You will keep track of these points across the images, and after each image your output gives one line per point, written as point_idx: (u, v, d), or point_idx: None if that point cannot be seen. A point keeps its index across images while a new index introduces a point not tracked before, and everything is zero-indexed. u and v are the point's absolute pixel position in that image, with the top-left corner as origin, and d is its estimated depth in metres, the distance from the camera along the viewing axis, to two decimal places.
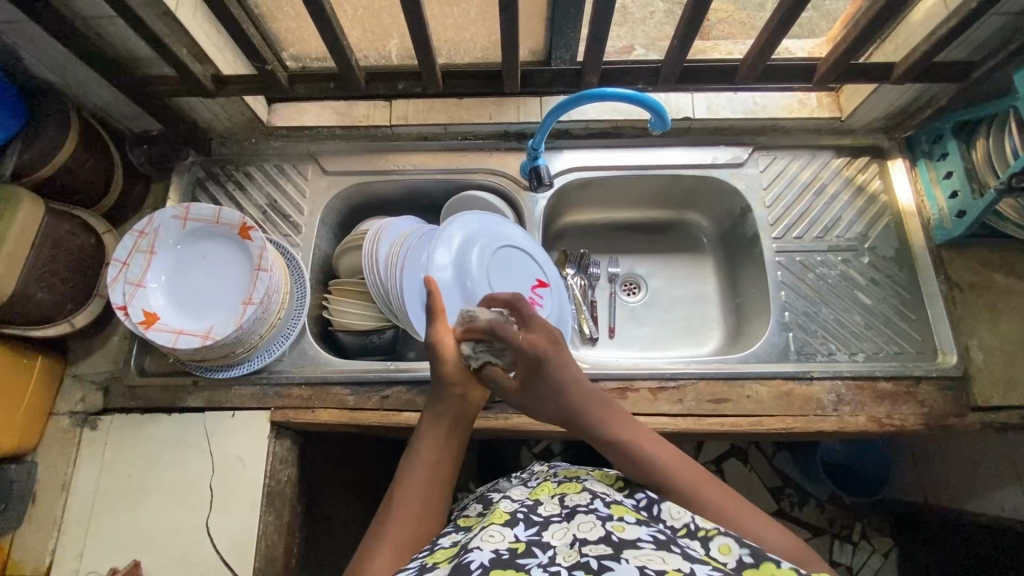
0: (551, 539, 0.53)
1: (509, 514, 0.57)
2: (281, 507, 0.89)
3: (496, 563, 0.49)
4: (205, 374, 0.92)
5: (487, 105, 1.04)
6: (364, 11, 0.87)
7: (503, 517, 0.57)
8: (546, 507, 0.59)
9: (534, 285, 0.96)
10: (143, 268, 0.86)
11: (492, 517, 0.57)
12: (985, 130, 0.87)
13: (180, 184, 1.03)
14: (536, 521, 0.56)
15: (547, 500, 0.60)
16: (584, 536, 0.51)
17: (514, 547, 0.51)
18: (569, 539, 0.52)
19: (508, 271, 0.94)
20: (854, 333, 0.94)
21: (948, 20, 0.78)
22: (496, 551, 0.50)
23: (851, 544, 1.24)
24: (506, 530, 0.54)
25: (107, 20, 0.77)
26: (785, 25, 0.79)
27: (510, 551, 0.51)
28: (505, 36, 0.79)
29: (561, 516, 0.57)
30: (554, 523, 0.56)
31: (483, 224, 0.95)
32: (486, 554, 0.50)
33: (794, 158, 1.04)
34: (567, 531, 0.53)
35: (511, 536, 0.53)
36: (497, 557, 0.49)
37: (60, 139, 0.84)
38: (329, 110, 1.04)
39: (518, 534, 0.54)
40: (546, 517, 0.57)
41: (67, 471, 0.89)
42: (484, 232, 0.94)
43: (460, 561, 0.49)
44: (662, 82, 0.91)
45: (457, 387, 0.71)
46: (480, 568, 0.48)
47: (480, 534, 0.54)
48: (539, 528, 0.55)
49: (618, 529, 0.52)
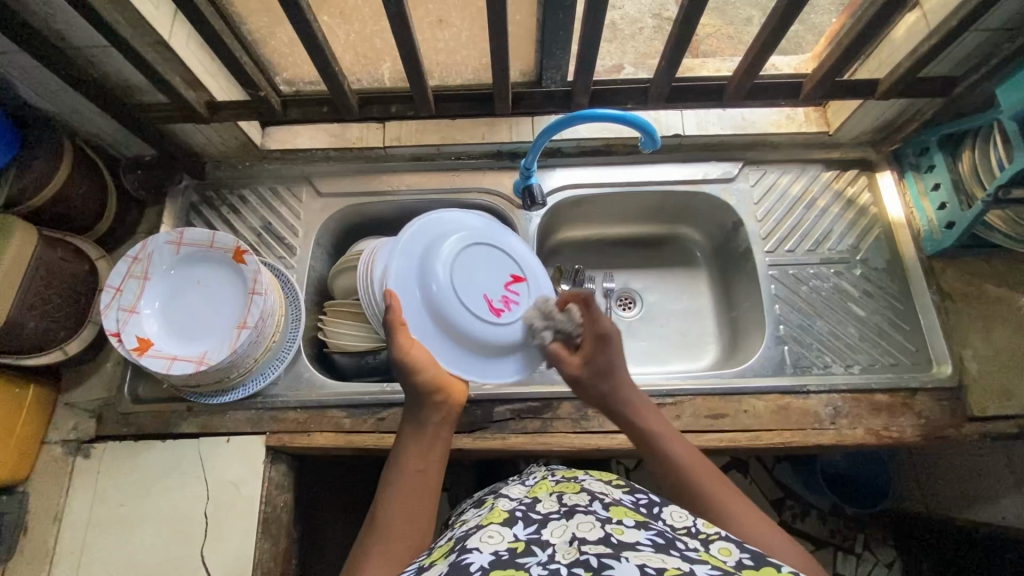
0: (550, 537, 0.52)
1: (507, 514, 0.58)
2: (277, 533, 0.88)
3: (495, 564, 0.48)
4: (200, 400, 0.91)
5: (479, 125, 1.05)
6: (356, 35, 0.88)
7: (502, 517, 0.57)
8: (544, 504, 0.59)
9: (506, 282, 0.89)
10: (137, 293, 0.86)
11: (490, 517, 0.58)
12: (970, 143, 0.88)
13: (173, 208, 1.03)
14: (535, 519, 0.56)
15: (545, 498, 0.60)
16: (583, 535, 0.51)
17: (514, 547, 0.51)
18: (567, 537, 0.51)
19: (473, 267, 0.87)
20: (849, 345, 0.94)
21: (930, 38, 0.80)
22: (496, 552, 0.50)
23: (854, 556, 1.22)
24: (505, 530, 0.54)
25: (101, 50, 0.78)
26: (770, 45, 0.80)
27: (509, 551, 0.50)
28: (495, 59, 0.80)
29: (560, 513, 0.56)
30: (553, 520, 0.55)
31: (438, 225, 0.88)
32: (485, 556, 0.50)
33: (784, 172, 1.05)
34: (566, 528, 0.53)
35: (511, 536, 0.53)
36: (496, 558, 0.49)
37: (53, 167, 0.84)
38: (323, 132, 1.05)
39: (517, 534, 0.53)
40: (544, 515, 0.56)
41: (58, 501, 0.88)
42: (442, 230, 0.88)
43: (459, 561, 0.49)
44: (652, 101, 0.92)
45: (434, 396, 0.73)
46: (479, 569, 0.48)
47: (479, 535, 0.54)
48: (537, 527, 0.55)
49: (617, 532, 0.51)
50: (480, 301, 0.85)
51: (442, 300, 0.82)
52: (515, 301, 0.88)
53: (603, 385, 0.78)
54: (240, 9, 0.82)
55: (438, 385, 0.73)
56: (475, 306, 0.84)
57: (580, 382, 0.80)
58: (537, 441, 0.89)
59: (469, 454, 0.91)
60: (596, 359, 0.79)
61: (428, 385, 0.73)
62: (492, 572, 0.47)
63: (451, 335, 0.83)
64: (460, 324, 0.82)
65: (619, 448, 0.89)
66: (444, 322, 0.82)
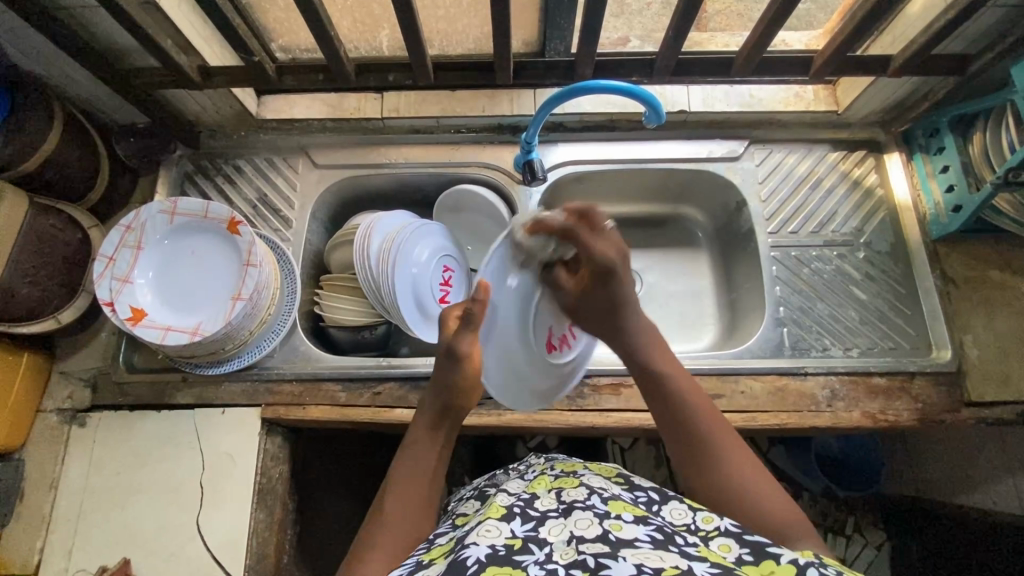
0: (548, 535, 0.52)
1: (505, 509, 0.57)
2: (273, 503, 0.88)
3: (492, 560, 0.48)
4: (195, 371, 0.90)
5: (480, 97, 1.02)
6: (353, 0, 0.85)
7: (500, 512, 0.56)
8: (542, 501, 0.58)
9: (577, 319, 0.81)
10: (130, 263, 0.85)
11: (488, 512, 0.56)
12: (982, 125, 0.86)
13: (167, 177, 1.02)
14: (532, 516, 0.55)
15: (543, 494, 0.59)
16: (581, 534, 0.51)
17: (511, 544, 0.51)
18: (566, 536, 0.51)
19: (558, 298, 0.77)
20: (848, 328, 0.94)
21: (946, 13, 0.77)
22: (492, 546, 0.50)
23: (844, 537, 1.23)
24: (503, 524, 0.54)
25: (89, 10, 0.75)
26: (779, 18, 0.78)
27: (506, 548, 0.50)
28: (496, 27, 0.78)
29: (558, 511, 0.56)
30: (551, 518, 0.55)
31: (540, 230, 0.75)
32: (483, 549, 0.50)
33: (791, 152, 1.03)
34: (564, 527, 0.53)
35: (508, 532, 0.53)
36: (493, 553, 0.49)
37: (44, 132, 0.82)
38: (319, 102, 1.02)
39: (515, 530, 0.53)
40: (542, 512, 0.56)
41: (55, 468, 0.88)
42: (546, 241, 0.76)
43: (456, 558, 0.49)
44: (657, 74, 0.90)
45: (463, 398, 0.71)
46: (476, 564, 0.47)
47: (476, 529, 0.53)
48: (535, 524, 0.54)
49: (615, 528, 0.51)
50: (545, 333, 0.78)
51: (523, 304, 0.75)
52: (572, 343, 0.82)
53: (614, 320, 0.73)
54: None
55: (470, 389, 0.71)
56: (539, 335, 0.77)
57: (579, 309, 0.74)
58: (533, 418, 0.89)
59: (464, 431, 0.91)
60: (596, 290, 0.72)
61: (466, 387, 0.71)
62: (489, 569, 0.47)
63: (504, 356, 0.75)
64: (514, 348, 0.75)
65: (615, 426, 0.88)
66: (506, 333, 0.74)
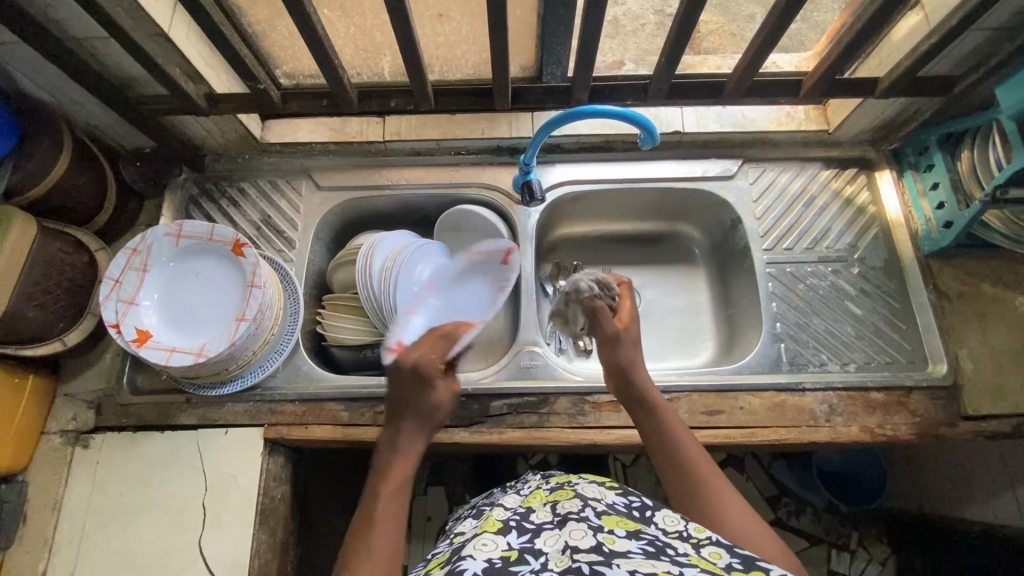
0: (544, 545, 0.53)
1: (502, 522, 0.58)
2: (275, 524, 0.88)
3: (490, 572, 0.49)
4: (197, 392, 0.92)
5: (479, 120, 1.04)
6: (357, 29, 0.88)
7: (496, 525, 0.57)
8: (537, 514, 0.59)
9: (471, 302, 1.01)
10: (136, 286, 0.87)
11: (485, 526, 0.58)
12: (969, 142, 0.88)
13: (172, 202, 1.03)
14: (528, 528, 0.56)
15: (539, 508, 0.60)
16: (575, 543, 0.51)
17: (507, 555, 0.52)
18: (560, 546, 0.52)
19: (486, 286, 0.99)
20: (845, 343, 0.95)
21: (928, 38, 0.80)
22: (489, 560, 0.51)
23: (849, 553, 1.24)
24: (499, 538, 0.55)
25: (100, 41, 0.77)
26: (771, 40, 0.80)
27: (502, 560, 0.51)
28: (494, 53, 0.80)
29: (552, 522, 0.56)
30: (546, 529, 0.55)
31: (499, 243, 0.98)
32: (479, 562, 0.50)
33: (783, 171, 1.05)
34: (559, 537, 0.53)
35: (504, 544, 0.54)
36: (490, 565, 0.50)
37: (53, 156, 0.84)
38: (323, 126, 1.05)
39: (510, 542, 0.54)
40: (538, 524, 0.56)
41: (58, 490, 0.89)
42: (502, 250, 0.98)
43: (453, 569, 0.50)
44: (651, 97, 0.92)
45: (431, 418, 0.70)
46: None
47: (473, 543, 0.54)
48: (531, 535, 0.55)
49: (608, 541, 0.52)
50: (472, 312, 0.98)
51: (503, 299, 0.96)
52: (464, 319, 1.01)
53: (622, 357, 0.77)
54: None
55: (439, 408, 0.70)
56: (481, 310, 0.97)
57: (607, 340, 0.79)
58: (534, 436, 0.90)
59: (466, 449, 0.92)
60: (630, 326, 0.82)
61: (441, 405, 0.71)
62: None
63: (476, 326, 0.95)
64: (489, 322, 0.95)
65: (615, 443, 0.89)
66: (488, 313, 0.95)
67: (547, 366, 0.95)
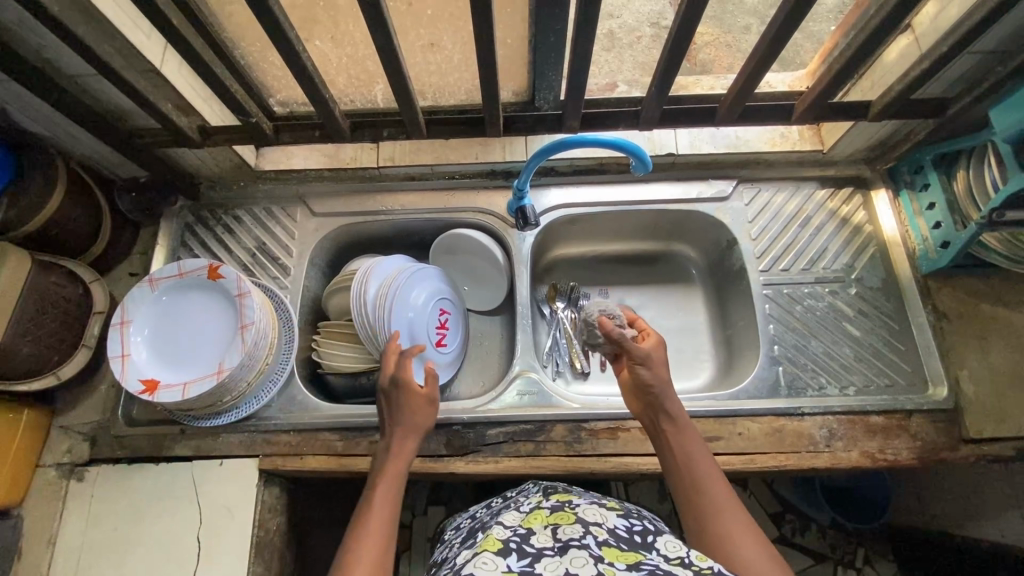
0: (544, 570, 0.52)
1: (501, 543, 0.57)
2: (270, 557, 0.88)
3: None
4: (193, 423, 0.91)
5: (473, 145, 1.05)
6: (348, 59, 0.88)
7: (496, 546, 0.56)
8: (538, 537, 0.57)
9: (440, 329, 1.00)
10: (122, 342, 0.85)
11: (484, 545, 0.56)
12: (965, 163, 0.87)
13: (169, 228, 1.04)
14: (528, 552, 0.55)
15: (539, 530, 0.59)
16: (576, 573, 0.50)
17: None
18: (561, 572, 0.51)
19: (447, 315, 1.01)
20: (844, 366, 0.94)
21: (919, 63, 0.80)
22: None
23: (854, 570, 1.23)
24: (499, 558, 0.54)
25: (92, 78, 0.78)
26: (762, 66, 0.80)
27: None
28: (484, 83, 0.80)
29: (553, 548, 0.55)
30: (546, 555, 0.54)
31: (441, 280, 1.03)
32: None
33: (779, 191, 1.05)
34: (559, 564, 0.52)
35: (504, 566, 0.52)
36: None
37: (48, 189, 0.84)
38: (317, 152, 1.05)
39: (510, 564, 0.53)
40: (538, 549, 0.55)
41: (53, 525, 0.88)
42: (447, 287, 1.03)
43: None
44: (644, 122, 0.92)
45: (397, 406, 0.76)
46: None
47: (473, 561, 0.54)
48: (531, 560, 0.53)
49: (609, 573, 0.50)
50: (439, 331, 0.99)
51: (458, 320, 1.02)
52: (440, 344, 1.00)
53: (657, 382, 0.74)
54: (233, 34, 0.81)
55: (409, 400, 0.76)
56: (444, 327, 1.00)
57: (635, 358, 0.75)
58: (531, 465, 0.89)
59: (463, 478, 0.91)
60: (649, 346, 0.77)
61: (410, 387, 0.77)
62: None
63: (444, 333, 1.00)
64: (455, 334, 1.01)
65: (613, 470, 0.88)
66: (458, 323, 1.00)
67: (543, 393, 0.94)
